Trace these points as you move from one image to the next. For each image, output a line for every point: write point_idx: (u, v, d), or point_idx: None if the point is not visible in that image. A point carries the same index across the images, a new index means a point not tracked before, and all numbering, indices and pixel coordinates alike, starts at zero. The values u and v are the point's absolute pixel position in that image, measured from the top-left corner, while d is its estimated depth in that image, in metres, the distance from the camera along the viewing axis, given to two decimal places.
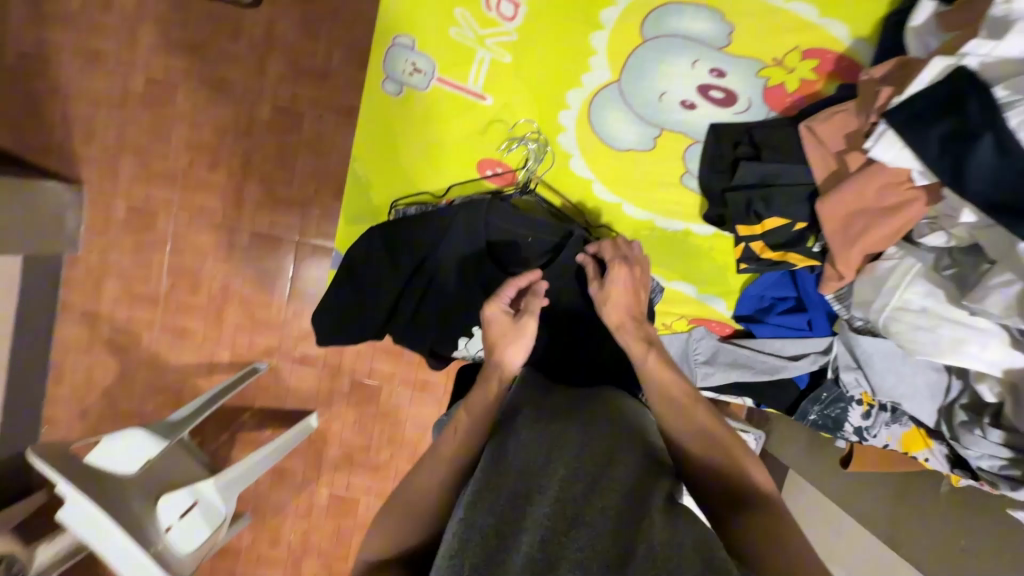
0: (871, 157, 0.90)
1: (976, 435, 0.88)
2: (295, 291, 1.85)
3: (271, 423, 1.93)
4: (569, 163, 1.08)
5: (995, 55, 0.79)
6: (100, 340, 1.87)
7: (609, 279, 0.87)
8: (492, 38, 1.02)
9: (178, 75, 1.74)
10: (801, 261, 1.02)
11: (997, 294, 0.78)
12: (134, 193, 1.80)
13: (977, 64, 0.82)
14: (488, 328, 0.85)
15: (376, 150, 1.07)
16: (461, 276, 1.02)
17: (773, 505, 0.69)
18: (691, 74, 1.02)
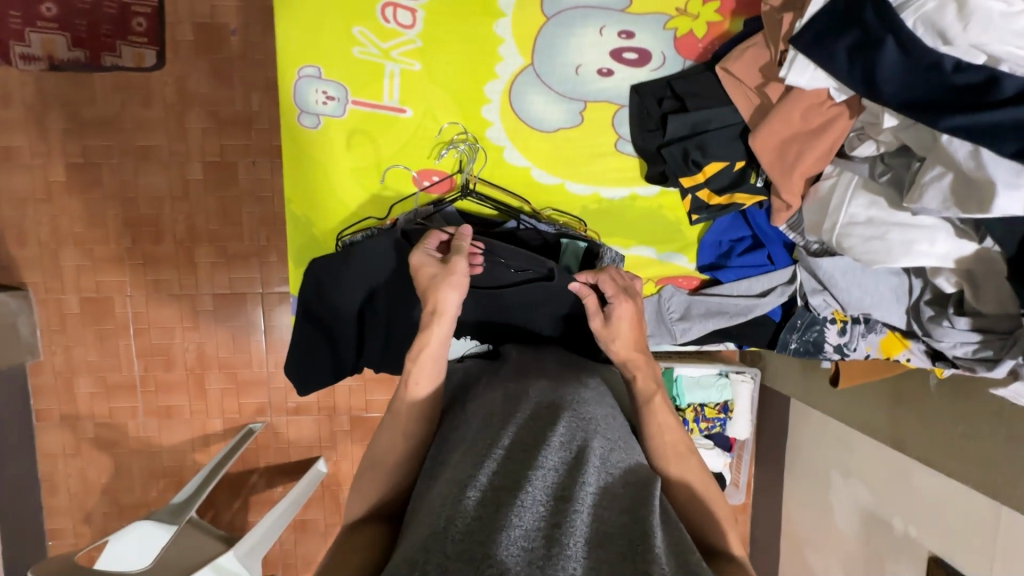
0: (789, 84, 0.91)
1: (945, 326, 0.90)
2: (271, 342, 1.81)
3: (281, 479, 1.90)
4: (503, 156, 1.07)
5: None
6: (86, 439, 1.82)
7: (615, 314, 0.84)
8: (397, 49, 1.00)
9: (98, 154, 1.68)
10: (749, 200, 1.03)
11: (932, 188, 0.78)
12: (83, 283, 1.74)
13: None
14: (419, 274, 0.85)
15: (308, 186, 1.05)
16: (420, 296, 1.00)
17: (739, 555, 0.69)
18: (601, 42, 1.02)
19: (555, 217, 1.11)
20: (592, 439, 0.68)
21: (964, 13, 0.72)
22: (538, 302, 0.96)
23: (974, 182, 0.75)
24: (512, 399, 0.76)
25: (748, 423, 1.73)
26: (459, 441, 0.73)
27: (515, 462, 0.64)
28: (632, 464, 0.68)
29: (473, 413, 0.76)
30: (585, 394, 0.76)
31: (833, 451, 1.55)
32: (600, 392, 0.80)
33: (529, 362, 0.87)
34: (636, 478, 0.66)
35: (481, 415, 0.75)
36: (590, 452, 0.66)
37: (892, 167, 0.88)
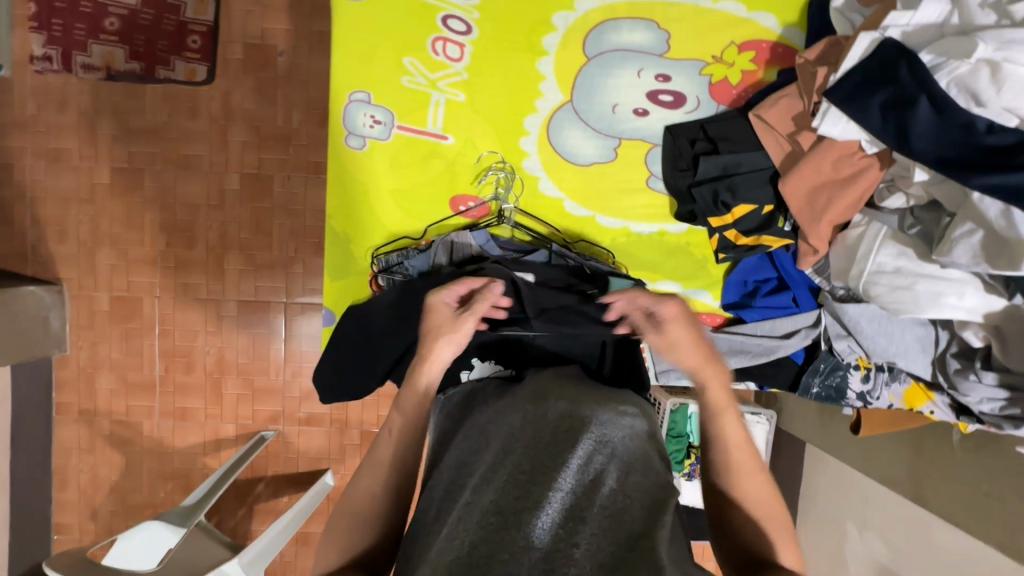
0: (821, 134, 0.94)
1: (972, 380, 0.91)
2: (290, 352, 1.84)
3: (287, 489, 1.90)
4: (537, 186, 1.11)
5: (914, 24, 0.86)
6: (100, 435, 1.84)
7: (666, 329, 0.80)
8: (443, 80, 1.06)
9: (143, 160, 1.76)
10: (776, 242, 1.05)
11: (962, 244, 0.80)
12: (115, 282, 1.80)
13: (899, 34, 0.88)
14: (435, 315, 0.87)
15: (349, 204, 1.09)
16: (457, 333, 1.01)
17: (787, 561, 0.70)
18: (639, 84, 1.07)
19: (584, 247, 1.13)
20: (609, 461, 0.68)
21: (997, 77, 0.76)
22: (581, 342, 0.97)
23: (1006, 240, 0.76)
24: (532, 415, 0.76)
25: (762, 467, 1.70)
26: (478, 456, 0.73)
27: (533, 481, 0.64)
28: (649, 484, 0.67)
29: (492, 428, 0.77)
30: (606, 410, 0.76)
31: (847, 502, 1.49)
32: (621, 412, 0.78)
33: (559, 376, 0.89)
34: (651, 502, 0.65)
35: (501, 432, 0.75)
36: (606, 474, 0.66)
37: (922, 220, 0.90)
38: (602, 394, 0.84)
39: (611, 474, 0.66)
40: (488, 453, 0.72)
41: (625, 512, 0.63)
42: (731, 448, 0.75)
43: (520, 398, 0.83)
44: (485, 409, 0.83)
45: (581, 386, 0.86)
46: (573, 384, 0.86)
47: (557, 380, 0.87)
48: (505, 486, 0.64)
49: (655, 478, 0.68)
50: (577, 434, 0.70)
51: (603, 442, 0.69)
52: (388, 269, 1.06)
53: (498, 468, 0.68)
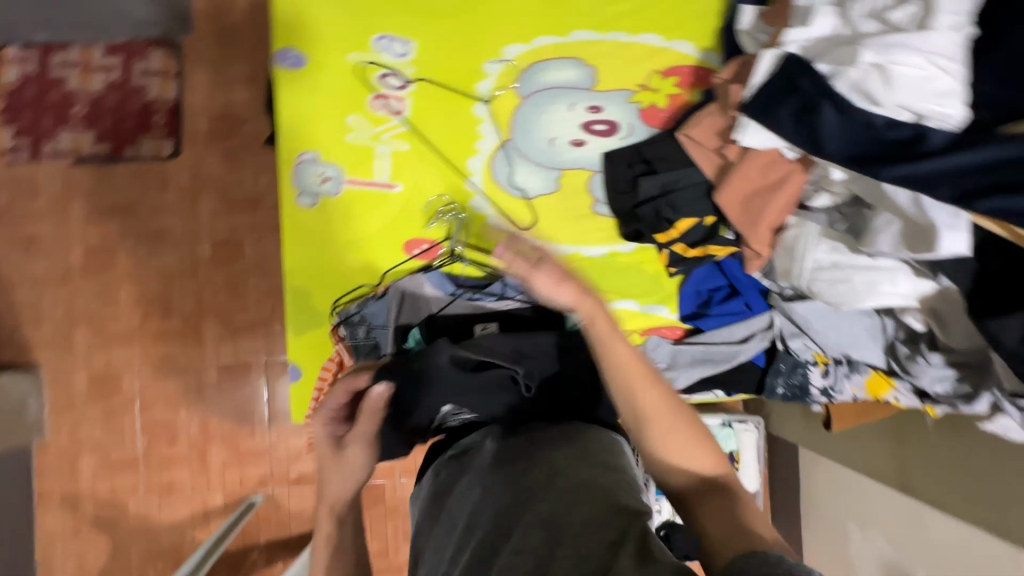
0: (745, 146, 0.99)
1: (921, 363, 0.93)
2: (274, 411, 1.83)
3: (281, 554, 1.84)
4: (488, 222, 1.14)
5: (810, 37, 0.92)
6: (85, 519, 1.80)
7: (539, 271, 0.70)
8: (386, 133, 1.11)
9: (116, 237, 1.79)
10: (721, 251, 1.09)
11: (884, 233, 0.85)
12: (93, 360, 1.79)
13: (799, 48, 0.93)
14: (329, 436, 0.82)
15: (306, 259, 1.12)
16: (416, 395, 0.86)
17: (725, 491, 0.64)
18: (572, 116, 1.13)
19: None
20: (564, 522, 0.63)
21: (887, 78, 0.82)
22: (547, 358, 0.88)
23: (920, 227, 0.81)
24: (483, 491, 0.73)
25: (757, 475, 1.68)
26: (446, 547, 0.73)
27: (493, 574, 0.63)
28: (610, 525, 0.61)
29: (455, 513, 0.76)
30: (552, 466, 0.71)
31: (846, 501, 1.48)
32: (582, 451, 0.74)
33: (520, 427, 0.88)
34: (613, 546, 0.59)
35: (462, 510, 0.75)
36: (561, 539, 0.62)
37: (848, 216, 0.94)
38: (552, 431, 0.78)
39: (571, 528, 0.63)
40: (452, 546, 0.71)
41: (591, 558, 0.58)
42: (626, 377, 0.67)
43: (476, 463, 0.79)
44: (451, 481, 0.82)
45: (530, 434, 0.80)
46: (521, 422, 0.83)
47: (512, 436, 0.81)
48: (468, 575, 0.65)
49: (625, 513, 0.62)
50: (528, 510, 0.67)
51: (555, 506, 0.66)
52: (348, 320, 1.09)
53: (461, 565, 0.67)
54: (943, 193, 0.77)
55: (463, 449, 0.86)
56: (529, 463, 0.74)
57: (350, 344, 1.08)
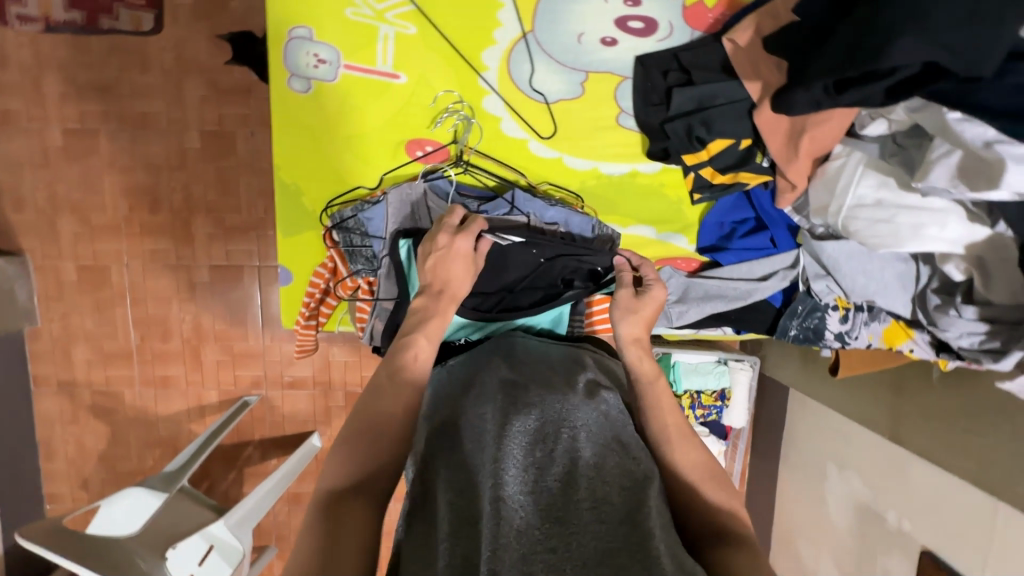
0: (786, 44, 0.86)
1: (951, 315, 0.87)
2: (267, 316, 1.80)
3: (276, 452, 1.90)
4: (499, 126, 1.03)
5: None
6: (83, 406, 1.82)
7: None
8: (391, 11, 0.96)
9: (96, 119, 1.65)
10: (753, 179, 0.99)
11: (940, 165, 0.76)
12: (80, 250, 1.72)
13: None
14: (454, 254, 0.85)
15: (299, 155, 1.02)
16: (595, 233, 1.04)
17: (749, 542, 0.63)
18: (605, 9, 0.97)
19: (552, 192, 1.08)
20: (598, 457, 0.64)
21: None
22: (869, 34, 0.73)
23: (982, 161, 0.72)
24: (502, 407, 0.69)
25: (745, 411, 1.67)
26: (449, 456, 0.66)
27: (524, 480, 0.59)
28: (629, 464, 0.64)
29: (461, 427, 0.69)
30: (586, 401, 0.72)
31: (829, 443, 1.49)
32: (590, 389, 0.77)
33: (528, 347, 0.88)
34: (632, 481, 0.62)
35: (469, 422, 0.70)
36: (582, 464, 0.62)
37: (905, 147, 0.83)
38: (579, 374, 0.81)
39: (585, 451, 0.64)
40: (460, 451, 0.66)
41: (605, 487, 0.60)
42: (660, 414, 0.75)
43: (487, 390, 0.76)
44: (450, 395, 0.79)
45: (549, 360, 0.84)
46: (533, 356, 0.85)
47: (515, 363, 0.81)
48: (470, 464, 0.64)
49: (625, 448, 0.67)
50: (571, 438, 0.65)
51: (590, 440, 0.66)
52: (342, 224, 1.01)
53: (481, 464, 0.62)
54: (907, 45, 0.68)
55: (479, 378, 0.79)
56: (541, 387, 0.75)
57: (344, 249, 1.02)
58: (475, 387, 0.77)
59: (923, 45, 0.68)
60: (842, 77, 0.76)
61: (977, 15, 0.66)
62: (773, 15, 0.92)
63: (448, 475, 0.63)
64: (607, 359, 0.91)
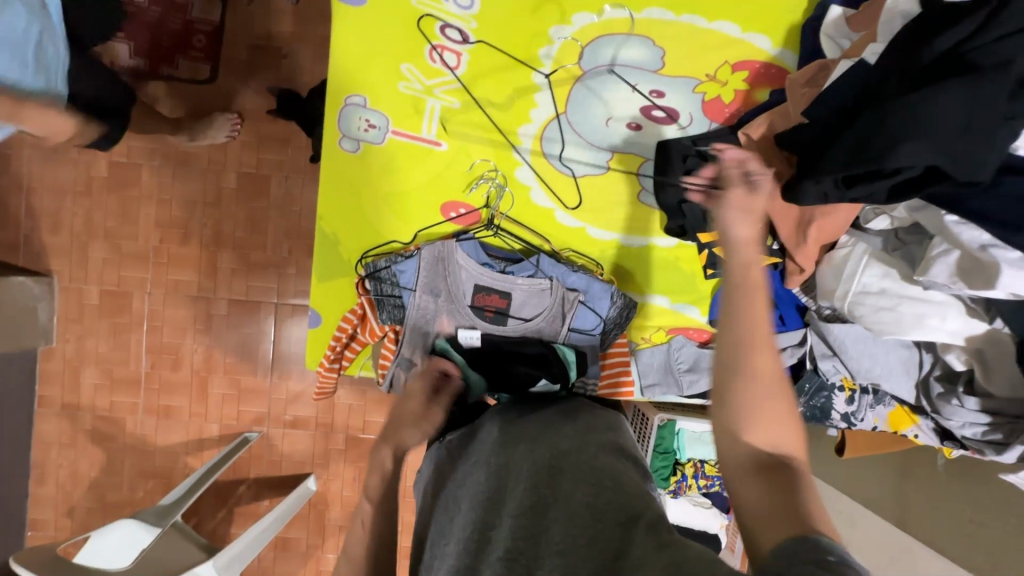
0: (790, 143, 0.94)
1: (954, 405, 0.91)
2: (278, 353, 1.83)
3: (269, 492, 1.87)
4: (529, 195, 1.11)
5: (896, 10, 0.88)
6: (82, 430, 1.82)
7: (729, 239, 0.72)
8: (439, 87, 1.06)
9: (142, 155, 1.76)
10: (764, 260, 1.07)
11: (940, 262, 0.82)
12: (106, 276, 1.78)
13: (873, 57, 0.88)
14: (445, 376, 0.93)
15: (342, 207, 1.09)
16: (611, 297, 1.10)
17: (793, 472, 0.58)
18: (633, 98, 1.07)
19: (574, 258, 1.13)
20: (585, 495, 0.65)
21: None
22: (861, 140, 0.80)
23: (980, 263, 0.78)
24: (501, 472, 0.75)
25: None
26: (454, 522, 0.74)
27: (522, 537, 0.64)
28: (623, 499, 0.63)
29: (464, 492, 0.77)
30: (570, 449, 0.75)
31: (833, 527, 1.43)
32: (586, 438, 0.77)
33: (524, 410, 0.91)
34: (626, 515, 0.60)
35: (473, 492, 0.75)
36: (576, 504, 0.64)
37: (906, 243, 0.90)
38: (574, 425, 0.83)
39: (577, 498, 0.65)
40: (465, 515, 0.73)
41: (595, 525, 0.60)
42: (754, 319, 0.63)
43: (484, 457, 0.81)
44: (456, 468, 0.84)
45: (541, 418, 0.87)
46: (531, 416, 0.89)
47: (510, 425, 0.86)
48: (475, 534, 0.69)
49: (621, 484, 0.66)
50: (558, 485, 0.69)
51: (577, 483, 0.67)
52: (375, 274, 1.05)
53: (485, 528, 0.68)
54: (908, 151, 0.75)
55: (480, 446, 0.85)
56: (530, 446, 0.79)
57: (374, 298, 1.06)
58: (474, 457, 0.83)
59: (921, 153, 0.74)
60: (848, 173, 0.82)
61: (972, 128, 0.72)
62: (784, 115, 1.01)
63: (458, 550, 0.68)
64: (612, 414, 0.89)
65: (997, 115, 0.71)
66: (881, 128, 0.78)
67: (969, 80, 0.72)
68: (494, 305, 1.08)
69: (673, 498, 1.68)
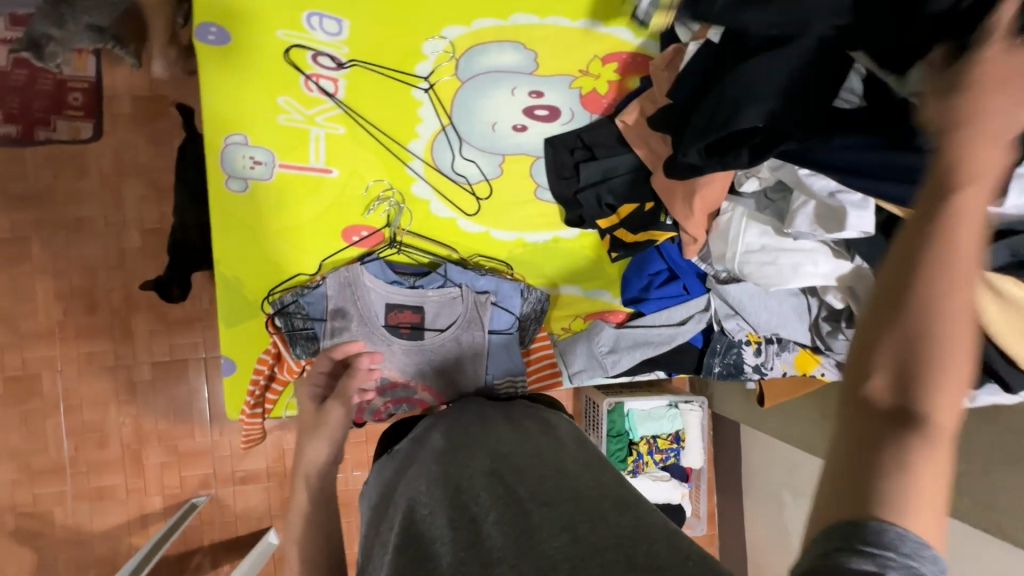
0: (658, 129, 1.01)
1: (841, 339, 0.99)
2: (215, 409, 1.75)
3: (229, 556, 1.77)
4: (429, 208, 1.13)
5: None
6: (5, 532, 1.66)
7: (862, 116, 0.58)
8: (321, 115, 1.05)
9: (29, 227, 1.64)
10: (662, 236, 1.12)
11: (800, 214, 0.90)
12: (7, 361, 1.64)
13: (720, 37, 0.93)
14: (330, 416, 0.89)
15: (240, 249, 1.07)
16: (522, 294, 1.13)
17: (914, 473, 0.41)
18: (513, 101, 1.10)
19: (483, 263, 1.17)
20: (552, 495, 0.65)
21: None
22: (708, 113, 0.88)
23: (832, 209, 0.86)
24: (437, 476, 0.73)
25: (700, 452, 1.74)
26: (391, 532, 0.69)
27: (460, 538, 0.63)
28: (566, 492, 0.66)
29: (401, 500, 0.72)
30: (516, 448, 0.77)
31: (780, 471, 1.57)
32: (526, 439, 0.79)
33: (468, 411, 0.92)
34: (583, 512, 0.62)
35: (405, 496, 0.72)
36: (520, 506, 0.65)
37: (774, 201, 0.98)
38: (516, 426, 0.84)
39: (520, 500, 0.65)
40: (398, 518, 0.69)
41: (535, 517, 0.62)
42: (947, 282, 0.43)
43: (422, 463, 0.79)
44: (398, 475, 0.81)
45: (492, 419, 0.87)
46: (479, 419, 0.88)
47: (455, 431, 0.84)
48: (414, 531, 0.66)
49: (569, 484, 0.68)
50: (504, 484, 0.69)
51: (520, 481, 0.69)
52: (282, 310, 1.05)
53: (430, 532, 0.65)
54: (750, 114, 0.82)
55: (421, 450, 0.83)
56: (474, 447, 0.78)
57: (286, 334, 1.06)
58: (408, 464, 0.81)
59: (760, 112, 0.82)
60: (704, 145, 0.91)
61: (795, 87, 0.81)
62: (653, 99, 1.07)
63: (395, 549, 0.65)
64: (544, 411, 0.92)
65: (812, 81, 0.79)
66: (719, 105, 0.86)
67: (784, 47, 0.80)
68: (408, 322, 1.10)
69: (634, 477, 1.72)
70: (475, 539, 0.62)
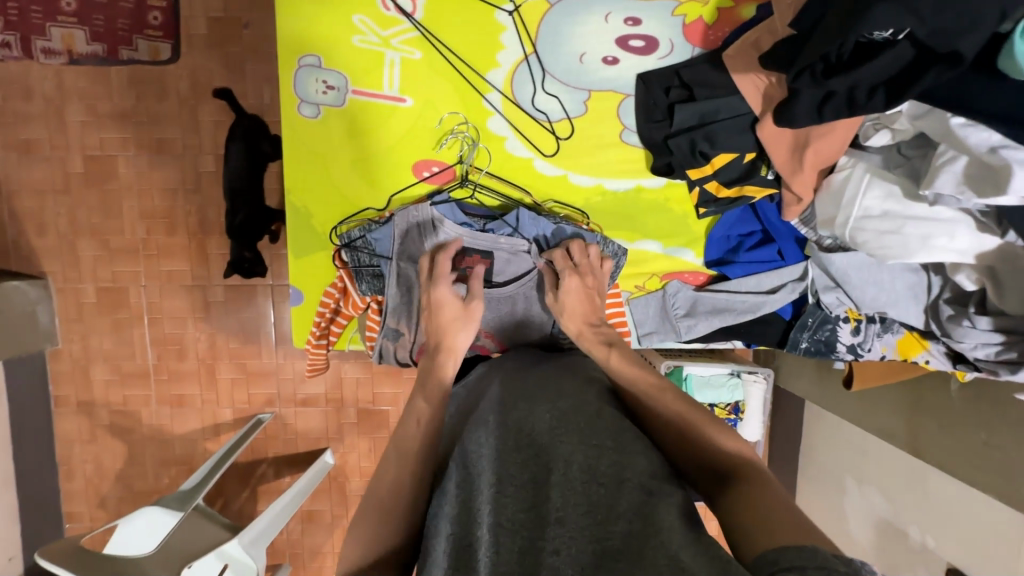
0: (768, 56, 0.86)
1: (965, 326, 0.87)
2: (280, 334, 1.82)
3: (290, 469, 1.90)
4: (504, 146, 1.05)
5: None
6: (101, 425, 1.84)
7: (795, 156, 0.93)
8: (397, 37, 0.98)
9: (116, 146, 1.70)
10: (759, 193, 1.00)
11: (945, 172, 0.75)
12: (100, 273, 1.76)
13: None
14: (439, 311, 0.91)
15: (311, 178, 1.05)
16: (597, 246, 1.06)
17: (752, 477, 0.60)
18: (606, 29, 0.98)
19: (557, 210, 1.09)
20: (607, 463, 0.59)
21: None
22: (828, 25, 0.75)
23: (989, 168, 0.71)
24: (493, 427, 0.70)
25: (759, 426, 1.62)
26: (455, 486, 0.68)
27: (516, 498, 0.60)
28: (622, 458, 0.60)
29: (461, 452, 0.71)
30: (573, 404, 0.70)
31: (848, 455, 1.44)
32: (583, 396, 0.72)
33: (514, 362, 0.88)
34: (642, 485, 0.56)
35: (467, 452, 0.70)
36: (575, 470, 0.59)
37: (910, 158, 0.83)
38: (571, 380, 0.77)
39: (574, 464, 0.60)
40: (460, 474, 0.68)
41: (593, 484, 0.57)
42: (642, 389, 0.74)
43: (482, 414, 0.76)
44: (463, 426, 0.78)
45: (548, 372, 0.82)
46: (535, 372, 0.82)
47: (512, 384, 0.79)
48: (473, 491, 0.64)
49: (628, 450, 0.61)
50: (558, 444, 0.64)
51: (578, 443, 0.63)
52: (350, 243, 1.03)
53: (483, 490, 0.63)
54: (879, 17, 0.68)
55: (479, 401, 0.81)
56: (533, 402, 0.73)
57: (352, 269, 1.05)
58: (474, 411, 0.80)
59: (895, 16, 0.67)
60: (827, 51, 0.76)
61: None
62: (771, 31, 0.91)
63: (456, 504, 0.65)
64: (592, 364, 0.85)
65: (992, 14, 0.64)
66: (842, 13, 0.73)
67: None
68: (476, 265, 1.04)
69: None
70: (531, 506, 0.59)
